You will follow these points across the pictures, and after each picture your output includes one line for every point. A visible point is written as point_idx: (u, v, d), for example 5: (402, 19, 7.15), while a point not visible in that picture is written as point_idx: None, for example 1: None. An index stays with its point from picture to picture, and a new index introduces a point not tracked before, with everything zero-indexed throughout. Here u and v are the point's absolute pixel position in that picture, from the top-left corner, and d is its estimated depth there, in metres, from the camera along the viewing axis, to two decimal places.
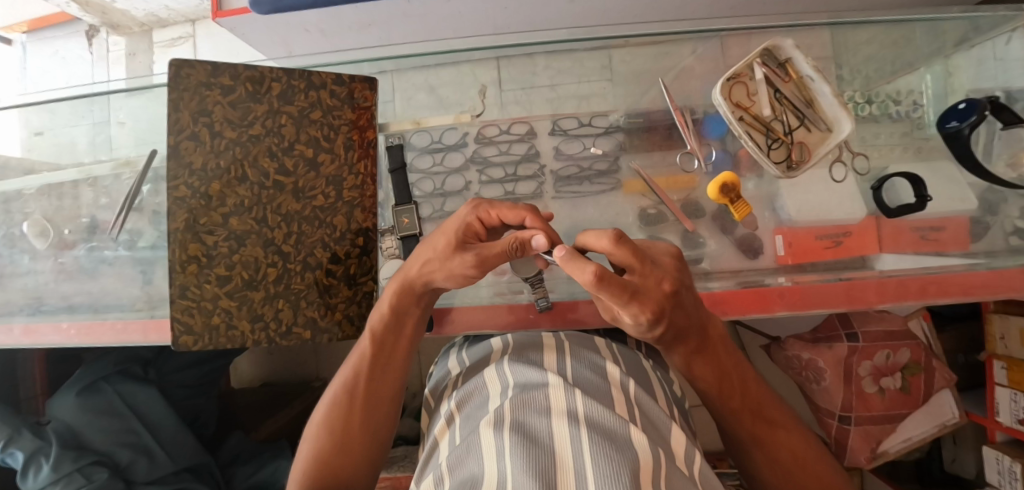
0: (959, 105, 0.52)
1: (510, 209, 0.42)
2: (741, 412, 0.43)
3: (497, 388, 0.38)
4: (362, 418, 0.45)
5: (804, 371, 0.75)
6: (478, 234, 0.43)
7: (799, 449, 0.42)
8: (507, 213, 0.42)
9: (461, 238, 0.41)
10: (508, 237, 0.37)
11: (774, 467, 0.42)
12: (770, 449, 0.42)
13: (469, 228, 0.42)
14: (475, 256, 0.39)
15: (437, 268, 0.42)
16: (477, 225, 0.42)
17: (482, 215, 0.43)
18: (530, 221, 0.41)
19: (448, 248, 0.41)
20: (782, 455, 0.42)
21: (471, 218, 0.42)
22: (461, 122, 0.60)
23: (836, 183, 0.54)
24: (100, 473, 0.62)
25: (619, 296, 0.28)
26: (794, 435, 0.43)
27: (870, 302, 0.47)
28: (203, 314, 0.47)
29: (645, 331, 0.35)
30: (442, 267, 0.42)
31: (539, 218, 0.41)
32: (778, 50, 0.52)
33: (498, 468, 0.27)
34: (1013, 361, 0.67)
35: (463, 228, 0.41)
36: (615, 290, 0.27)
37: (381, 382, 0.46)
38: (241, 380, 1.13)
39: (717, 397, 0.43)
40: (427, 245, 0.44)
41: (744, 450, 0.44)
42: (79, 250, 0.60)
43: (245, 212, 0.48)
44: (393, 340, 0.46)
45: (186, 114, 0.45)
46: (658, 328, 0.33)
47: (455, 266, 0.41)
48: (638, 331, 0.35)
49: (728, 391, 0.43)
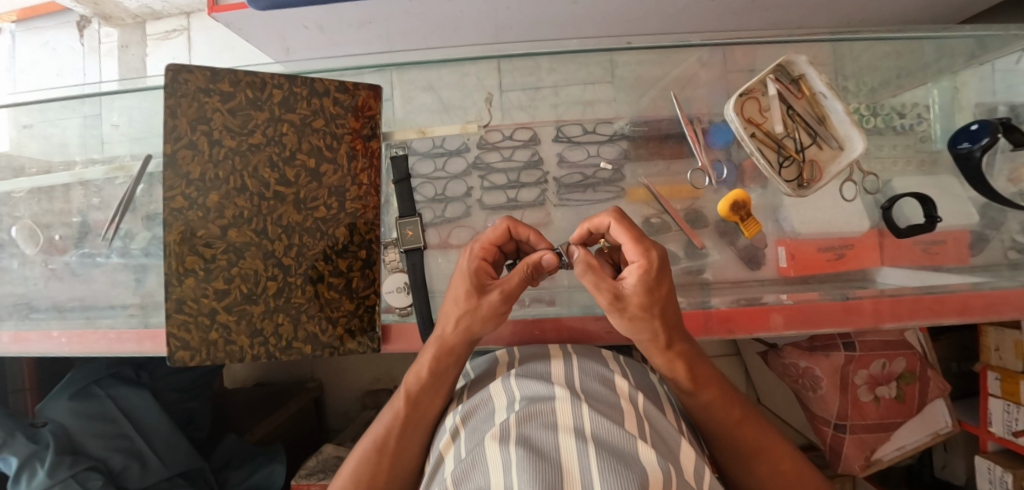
0: (970, 125, 0.52)
1: (490, 231, 0.44)
2: (744, 422, 0.43)
3: (503, 401, 0.37)
4: (386, 480, 0.43)
5: (801, 379, 0.74)
6: (489, 270, 0.44)
7: (796, 459, 0.44)
8: (495, 236, 0.44)
9: (479, 279, 0.42)
10: (520, 266, 0.41)
11: (776, 481, 0.43)
12: (769, 463, 0.43)
13: (480, 269, 0.43)
14: (499, 292, 0.41)
15: (475, 318, 0.42)
16: (484, 263, 0.44)
17: (479, 253, 0.44)
18: (515, 228, 0.44)
19: (467, 296, 0.42)
20: (781, 470, 0.43)
21: (475, 259, 0.43)
22: (467, 132, 0.58)
23: (846, 201, 0.53)
24: (94, 480, 0.61)
25: (638, 237, 0.39)
26: (786, 446, 0.44)
27: (872, 316, 0.47)
28: (200, 328, 0.46)
29: (650, 295, 0.37)
30: (478, 313, 0.42)
31: (519, 222, 0.44)
32: (791, 65, 0.51)
33: (504, 483, 0.27)
34: (1007, 372, 0.68)
35: (472, 271, 0.42)
36: (633, 231, 0.40)
37: (410, 443, 0.44)
38: (235, 380, 1.13)
39: (721, 411, 0.43)
40: (448, 301, 0.44)
41: (744, 463, 0.44)
42: (70, 255, 0.58)
43: (244, 224, 0.47)
44: (429, 401, 0.44)
45: (184, 121, 0.44)
46: (664, 288, 0.38)
47: (497, 310, 0.41)
48: (641, 298, 0.37)
49: (729, 402, 0.43)
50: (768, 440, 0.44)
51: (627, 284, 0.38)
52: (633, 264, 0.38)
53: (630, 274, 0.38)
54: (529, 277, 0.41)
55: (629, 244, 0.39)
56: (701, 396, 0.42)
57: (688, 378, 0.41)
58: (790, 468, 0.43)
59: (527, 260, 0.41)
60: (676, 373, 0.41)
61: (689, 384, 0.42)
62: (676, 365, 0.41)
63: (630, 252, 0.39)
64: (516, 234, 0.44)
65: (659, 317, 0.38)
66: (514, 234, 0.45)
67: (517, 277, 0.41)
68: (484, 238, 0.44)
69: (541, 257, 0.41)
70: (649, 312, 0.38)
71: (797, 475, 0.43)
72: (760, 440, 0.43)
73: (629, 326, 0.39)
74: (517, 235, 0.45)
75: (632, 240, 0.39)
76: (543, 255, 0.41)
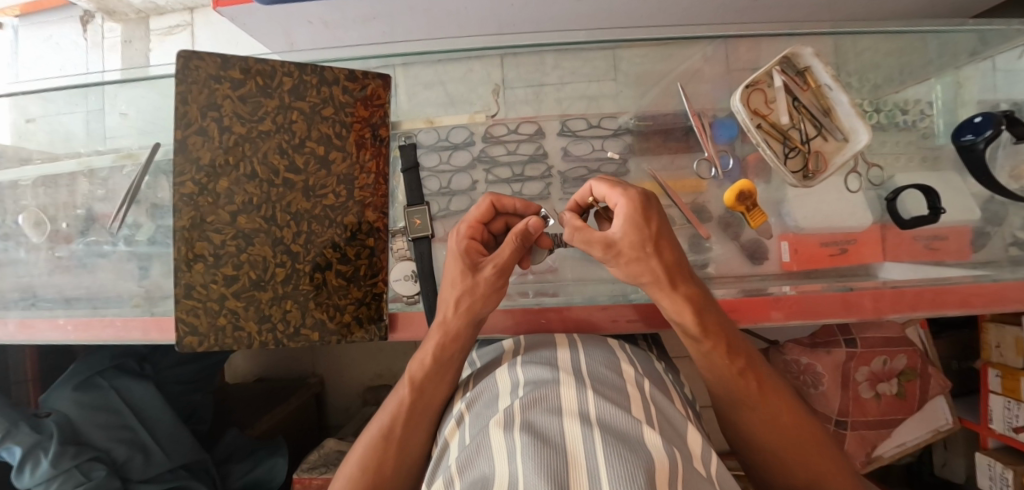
0: (975, 117, 0.52)
1: (474, 209, 0.46)
2: (744, 373, 0.41)
3: (507, 386, 0.37)
4: (394, 466, 0.43)
5: (802, 376, 0.74)
6: (478, 249, 0.46)
7: (798, 413, 0.42)
8: (479, 215, 0.46)
9: (470, 259, 0.44)
10: (510, 239, 0.43)
11: (768, 428, 0.42)
12: (756, 400, 0.42)
13: (469, 248, 0.45)
14: (492, 267, 0.43)
15: (474, 296, 0.43)
16: (473, 242, 0.46)
17: (466, 233, 0.46)
18: (498, 202, 0.47)
19: (461, 273, 0.44)
20: (769, 406, 0.41)
21: (463, 239, 0.46)
22: (473, 122, 0.59)
23: (850, 193, 0.54)
24: (98, 470, 0.61)
25: (615, 183, 0.41)
26: (790, 399, 0.42)
27: (873, 309, 0.47)
28: (208, 315, 0.46)
29: (644, 232, 0.38)
30: (474, 289, 0.43)
31: (500, 196, 0.47)
32: (797, 58, 0.52)
33: (509, 467, 0.27)
34: (1007, 369, 0.68)
35: (462, 249, 0.45)
36: (612, 181, 0.42)
37: (417, 428, 0.44)
38: (235, 375, 1.13)
39: (723, 361, 0.41)
40: (443, 282, 0.46)
41: (738, 411, 0.43)
42: (76, 244, 0.59)
43: (253, 211, 0.47)
44: (434, 388, 0.44)
45: (194, 107, 0.44)
46: (655, 225, 0.38)
47: (495, 285, 0.43)
48: (635, 238, 0.38)
49: (733, 355, 0.41)
50: (771, 393, 0.42)
51: (614, 228, 0.39)
52: (619, 205, 0.39)
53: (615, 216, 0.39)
54: (519, 248, 0.43)
55: (609, 191, 0.41)
56: (706, 344, 0.40)
57: (694, 324, 0.39)
58: (781, 405, 0.42)
59: (515, 231, 0.43)
60: (681, 317, 0.39)
61: (696, 330, 0.39)
62: (683, 309, 0.39)
63: (611, 197, 0.40)
64: (500, 208, 0.47)
65: (654, 257, 0.38)
66: (497, 208, 0.47)
67: (506, 251, 0.43)
68: (469, 218, 0.47)
69: (527, 225, 0.43)
70: (643, 251, 0.38)
71: (786, 412, 0.42)
72: (761, 390, 0.42)
73: (631, 271, 0.40)
74: (502, 208, 0.48)
75: (612, 187, 0.41)
76: (525, 221, 0.43)
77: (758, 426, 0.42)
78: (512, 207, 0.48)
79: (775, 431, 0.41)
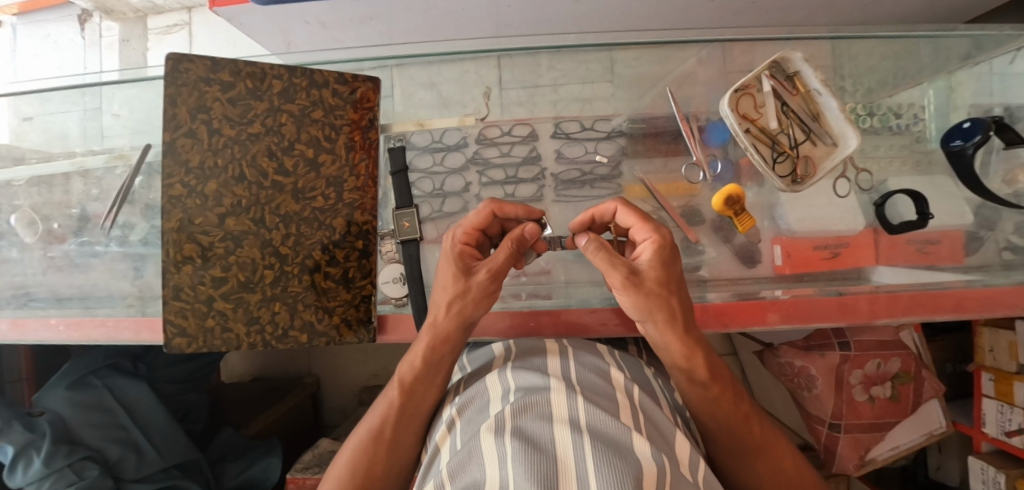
0: (964, 123, 0.52)
1: (474, 215, 0.46)
2: (749, 420, 0.43)
3: (498, 393, 0.37)
4: (384, 469, 0.43)
5: (796, 378, 0.75)
6: (474, 254, 0.47)
7: (794, 458, 0.44)
8: (478, 220, 0.46)
9: (464, 264, 0.45)
10: (507, 246, 0.43)
11: (772, 475, 0.43)
12: (739, 431, 0.42)
13: (464, 254, 0.46)
14: (485, 271, 0.43)
15: (466, 300, 0.43)
16: (468, 248, 0.46)
17: (462, 238, 0.46)
18: (499, 209, 0.46)
19: (455, 277, 0.44)
20: (749, 436, 0.43)
21: (459, 244, 0.46)
22: (465, 125, 0.59)
23: (841, 197, 0.54)
24: (91, 470, 0.61)
25: (647, 217, 0.42)
26: (786, 443, 0.45)
27: (863, 314, 0.48)
28: (197, 315, 0.46)
29: (670, 267, 0.40)
30: (467, 294, 0.43)
31: (501, 203, 0.46)
32: (787, 62, 0.51)
33: (500, 475, 0.26)
34: (1001, 373, 0.68)
35: (458, 254, 0.45)
36: (640, 213, 0.42)
37: (407, 434, 0.44)
38: (231, 374, 1.14)
39: (729, 409, 0.42)
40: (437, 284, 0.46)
41: (743, 460, 0.44)
42: (69, 244, 0.59)
43: (243, 212, 0.47)
44: (423, 391, 0.44)
45: (184, 109, 0.44)
46: (677, 263, 0.40)
47: (487, 289, 0.43)
48: (660, 273, 0.39)
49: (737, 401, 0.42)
50: (771, 437, 0.44)
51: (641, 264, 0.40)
52: (647, 241, 0.40)
53: (644, 252, 0.40)
54: (513, 255, 0.44)
55: (638, 223, 0.41)
56: (713, 390, 0.41)
57: (703, 369, 0.40)
58: (760, 434, 0.43)
59: (511, 240, 0.44)
60: (691, 363, 0.40)
61: (704, 375, 0.40)
62: (693, 355, 0.39)
63: (640, 231, 0.41)
64: (501, 215, 0.47)
65: (675, 295, 0.39)
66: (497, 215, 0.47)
67: (501, 257, 0.43)
68: (467, 223, 0.47)
69: (522, 232, 0.44)
70: (669, 289, 0.39)
71: (764, 440, 0.43)
72: (764, 436, 0.43)
73: (647, 305, 0.38)
74: (503, 214, 0.47)
75: (641, 219, 0.41)
76: (525, 232, 0.44)
77: (734, 451, 0.43)
78: (514, 214, 0.47)
79: (751, 459, 0.43)
